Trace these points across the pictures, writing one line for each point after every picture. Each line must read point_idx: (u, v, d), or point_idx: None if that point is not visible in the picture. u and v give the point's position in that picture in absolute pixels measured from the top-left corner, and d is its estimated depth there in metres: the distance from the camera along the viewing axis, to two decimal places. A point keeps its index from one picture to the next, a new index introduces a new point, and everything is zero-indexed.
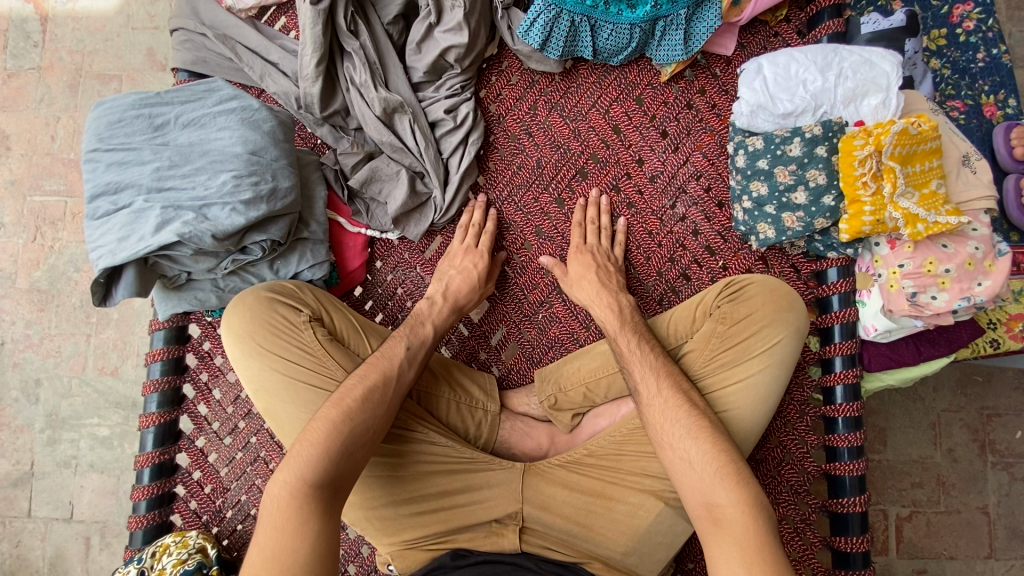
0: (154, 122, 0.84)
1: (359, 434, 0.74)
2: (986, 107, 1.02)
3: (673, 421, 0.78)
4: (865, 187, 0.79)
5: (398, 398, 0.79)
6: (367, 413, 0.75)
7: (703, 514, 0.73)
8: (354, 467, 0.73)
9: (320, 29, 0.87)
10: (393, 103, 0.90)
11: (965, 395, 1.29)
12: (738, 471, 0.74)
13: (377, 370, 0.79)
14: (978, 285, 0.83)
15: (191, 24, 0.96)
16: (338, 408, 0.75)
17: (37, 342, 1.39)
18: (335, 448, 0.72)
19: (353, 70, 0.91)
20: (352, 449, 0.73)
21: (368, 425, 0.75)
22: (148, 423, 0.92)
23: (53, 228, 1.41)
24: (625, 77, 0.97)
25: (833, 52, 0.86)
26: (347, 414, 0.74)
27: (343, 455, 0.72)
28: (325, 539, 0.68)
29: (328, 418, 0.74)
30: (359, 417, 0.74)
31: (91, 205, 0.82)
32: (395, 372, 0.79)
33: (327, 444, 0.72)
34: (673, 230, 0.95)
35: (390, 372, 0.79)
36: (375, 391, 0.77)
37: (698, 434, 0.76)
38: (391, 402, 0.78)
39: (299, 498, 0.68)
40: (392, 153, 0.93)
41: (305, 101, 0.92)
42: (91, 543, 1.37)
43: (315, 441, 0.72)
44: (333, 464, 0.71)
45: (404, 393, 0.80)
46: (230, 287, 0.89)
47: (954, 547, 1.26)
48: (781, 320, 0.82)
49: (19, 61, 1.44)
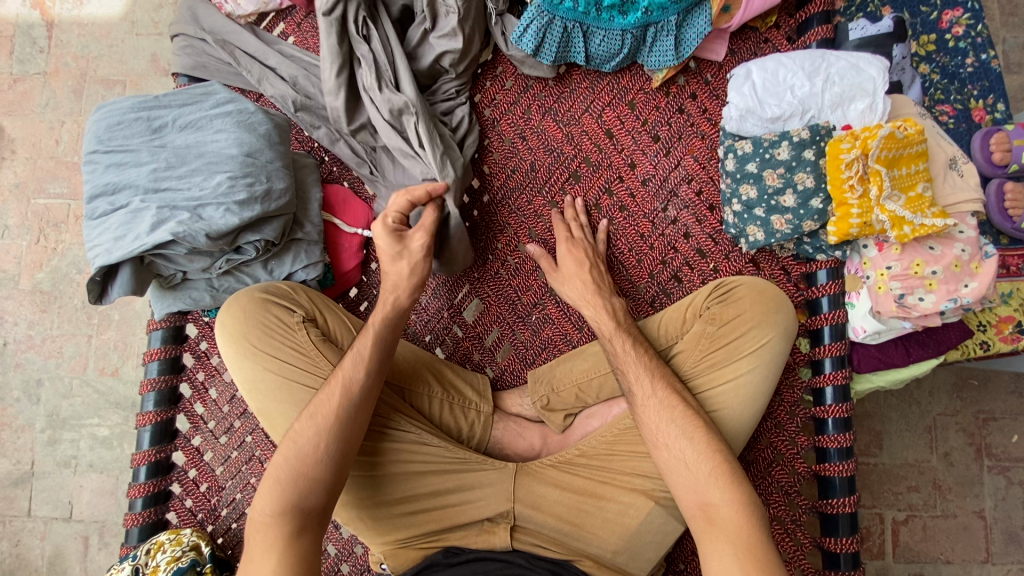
0: (152, 125, 0.86)
1: (306, 453, 0.75)
2: (975, 112, 1.03)
3: (668, 421, 0.78)
4: (852, 190, 0.81)
5: (354, 406, 0.77)
6: (309, 427, 0.76)
7: (697, 514, 0.74)
8: (314, 487, 0.74)
9: (333, 40, 0.89)
10: (398, 105, 0.89)
11: (961, 399, 1.29)
12: (731, 471, 0.75)
13: (338, 383, 0.78)
14: (964, 286, 0.84)
15: (192, 30, 0.98)
16: (306, 425, 0.76)
17: (39, 343, 1.41)
18: (288, 474, 0.74)
19: (366, 76, 0.91)
20: (304, 469, 0.74)
21: (316, 440, 0.75)
22: (145, 422, 0.94)
23: (56, 230, 1.43)
24: (617, 82, 0.98)
25: (821, 58, 0.87)
26: (295, 441, 0.76)
27: (296, 478, 0.74)
28: (289, 560, 0.70)
29: (295, 441, 0.76)
30: (301, 436, 0.76)
31: (89, 206, 0.83)
32: (355, 385, 0.78)
33: (292, 466, 0.74)
34: (665, 233, 0.96)
35: (352, 385, 0.78)
36: (324, 404, 0.77)
37: (693, 435, 0.77)
38: (337, 409, 0.76)
39: (266, 527, 0.72)
40: (404, 158, 0.92)
41: (335, 116, 0.93)
42: (89, 543, 1.38)
43: (275, 472, 0.75)
44: (290, 488, 0.73)
45: (360, 404, 0.77)
46: (224, 287, 0.91)
47: (951, 551, 1.26)
48: (770, 322, 0.83)
49: (25, 66, 1.46)
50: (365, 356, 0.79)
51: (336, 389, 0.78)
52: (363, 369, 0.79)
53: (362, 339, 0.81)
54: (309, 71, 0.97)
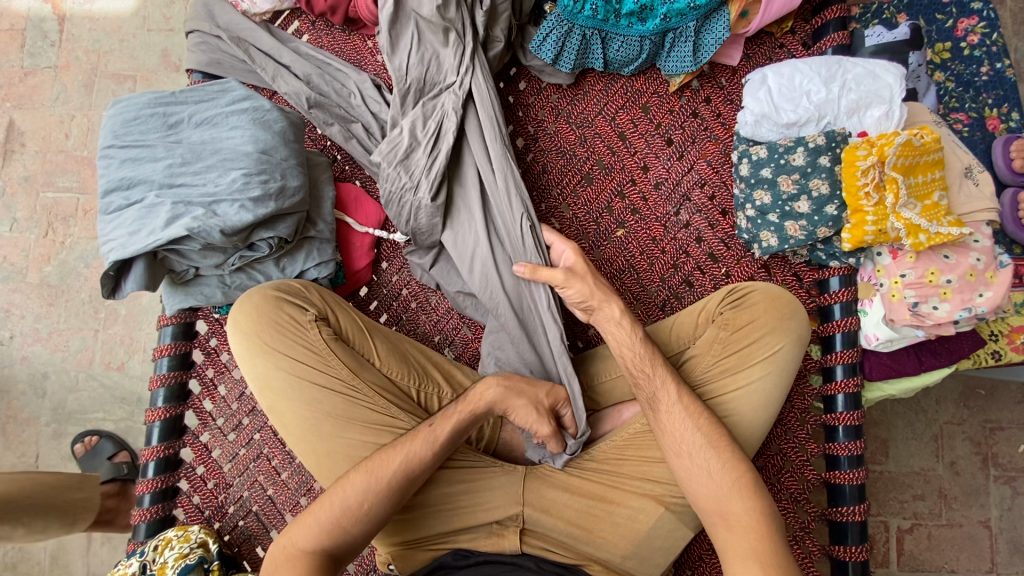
0: (168, 121, 0.86)
1: (349, 506, 0.75)
2: (989, 120, 1.02)
3: (692, 429, 0.78)
4: (867, 197, 0.81)
5: (410, 475, 0.77)
6: (359, 482, 0.76)
7: (718, 521, 0.75)
8: (349, 538, 0.75)
9: (438, 221, 0.88)
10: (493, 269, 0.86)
11: (968, 408, 1.29)
12: (750, 483, 0.76)
13: (401, 451, 0.78)
14: (979, 296, 0.84)
15: (207, 26, 0.98)
16: (360, 480, 0.76)
17: (46, 336, 1.41)
18: (331, 523, 0.75)
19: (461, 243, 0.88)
20: (345, 523, 0.75)
21: (363, 497, 0.76)
22: (154, 417, 0.94)
23: (65, 224, 1.43)
24: (632, 86, 0.98)
25: (838, 64, 0.87)
26: (343, 492, 0.76)
27: (336, 524, 0.75)
28: None
29: (344, 489, 0.76)
30: (350, 488, 0.76)
31: (104, 200, 0.83)
32: (416, 458, 0.77)
33: (337, 515, 0.75)
34: (677, 237, 0.96)
35: (414, 461, 0.77)
36: (381, 467, 0.77)
37: (716, 447, 0.77)
38: (391, 475, 0.76)
39: (292, 560, 0.73)
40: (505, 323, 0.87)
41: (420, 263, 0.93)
42: (92, 537, 1.37)
43: (316, 514, 0.76)
44: (327, 532, 0.74)
45: (419, 479, 0.78)
46: (236, 284, 0.90)
47: (955, 560, 1.26)
48: (784, 329, 0.83)
49: (36, 60, 1.46)
50: (438, 439, 0.78)
51: (398, 460, 0.77)
52: (431, 448, 0.78)
53: (443, 421, 0.79)
54: (322, 69, 0.98)
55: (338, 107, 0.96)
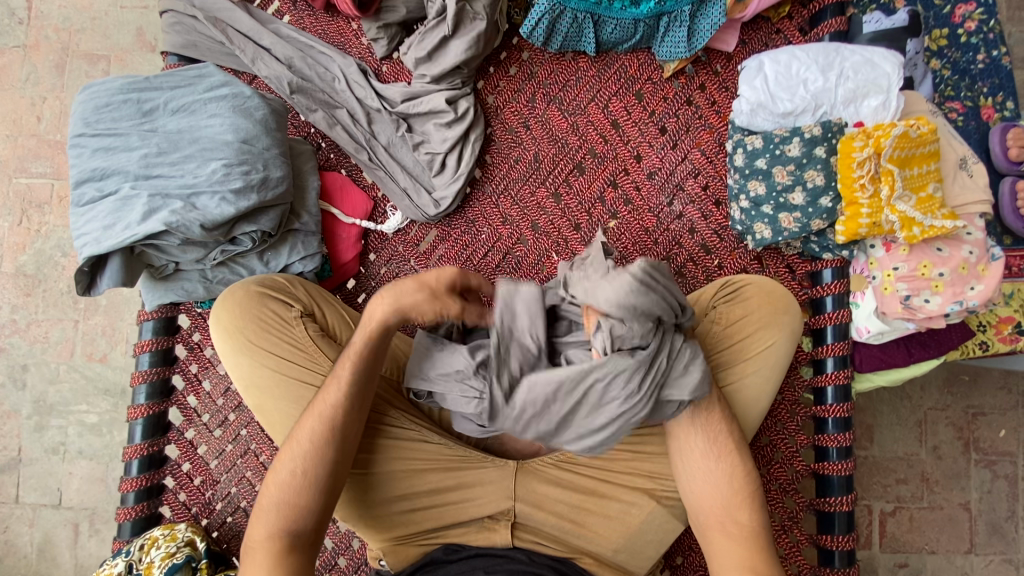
0: (142, 108, 0.83)
1: (285, 481, 0.75)
2: (984, 109, 1.01)
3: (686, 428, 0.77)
4: (863, 189, 0.80)
5: (332, 434, 0.76)
6: (289, 454, 0.76)
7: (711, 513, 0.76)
8: (303, 512, 0.74)
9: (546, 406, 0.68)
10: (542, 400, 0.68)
11: (951, 394, 1.30)
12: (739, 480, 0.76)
13: (314, 413, 0.76)
14: (971, 289, 0.83)
15: (181, 6, 0.94)
16: (294, 453, 0.76)
17: (24, 327, 1.38)
18: (282, 503, 0.74)
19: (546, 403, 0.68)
20: (284, 495, 0.74)
21: (294, 466, 0.75)
22: (137, 415, 0.92)
23: (40, 211, 1.38)
24: (624, 71, 0.95)
25: (835, 51, 0.85)
26: (278, 469, 0.76)
27: (287, 504, 0.74)
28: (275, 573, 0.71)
29: (283, 466, 0.76)
30: (282, 462, 0.76)
31: (76, 192, 0.80)
32: (331, 416, 0.76)
33: (280, 493, 0.75)
34: (670, 228, 0.94)
35: (331, 419, 0.76)
36: (302, 431, 0.76)
37: (707, 446, 0.77)
38: (309, 433, 0.76)
39: (255, 552, 0.72)
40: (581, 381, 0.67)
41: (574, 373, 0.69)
42: (79, 530, 1.36)
43: (265, 498, 0.76)
44: (276, 511, 0.74)
45: (344, 437, 0.76)
46: (218, 278, 0.88)
47: (935, 542, 1.28)
48: (776, 323, 0.82)
49: (4, 39, 1.40)
50: (342, 379, 0.77)
51: (313, 417, 0.77)
52: (338, 392, 0.76)
53: (343, 361, 0.78)
54: (304, 53, 0.94)
55: (322, 92, 0.93)
